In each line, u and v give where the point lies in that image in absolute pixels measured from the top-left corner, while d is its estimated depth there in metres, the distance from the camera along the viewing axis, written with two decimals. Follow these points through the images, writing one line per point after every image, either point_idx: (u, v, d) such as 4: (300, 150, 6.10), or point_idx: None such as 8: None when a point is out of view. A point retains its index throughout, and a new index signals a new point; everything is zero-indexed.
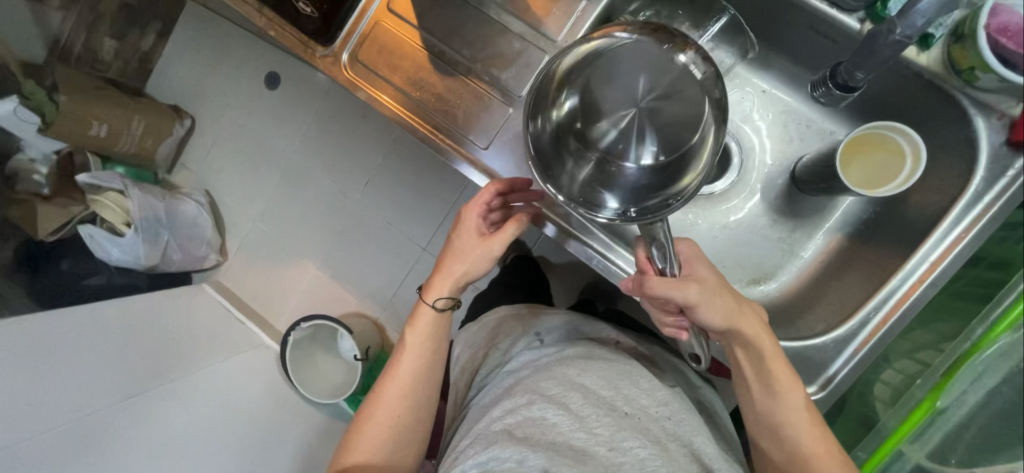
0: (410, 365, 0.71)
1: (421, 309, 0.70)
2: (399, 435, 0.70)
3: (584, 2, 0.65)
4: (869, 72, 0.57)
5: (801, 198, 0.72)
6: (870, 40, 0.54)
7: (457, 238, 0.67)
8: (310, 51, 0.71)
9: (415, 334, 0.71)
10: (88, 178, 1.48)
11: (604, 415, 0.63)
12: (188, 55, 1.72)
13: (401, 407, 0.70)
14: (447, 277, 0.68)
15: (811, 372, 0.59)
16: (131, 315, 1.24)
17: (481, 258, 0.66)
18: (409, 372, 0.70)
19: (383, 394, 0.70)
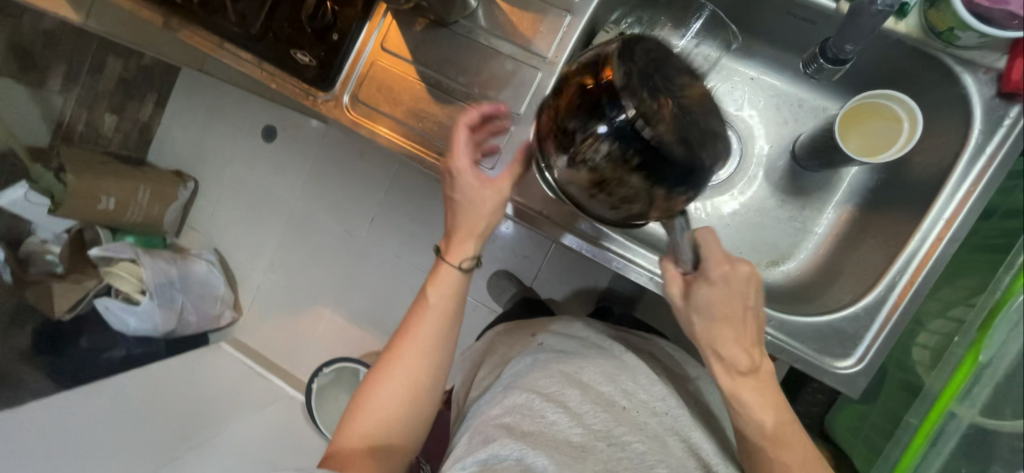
0: (429, 326, 0.69)
1: (443, 271, 0.69)
2: (412, 403, 0.69)
3: (568, 17, 0.67)
4: (858, 43, 0.56)
5: (805, 174, 0.73)
6: (853, 14, 0.54)
7: (459, 195, 0.66)
8: (312, 98, 0.74)
9: (436, 290, 0.69)
10: (101, 251, 1.51)
11: (602, 411, 0.67)
12: (186, 120, 1.78)
13: (417, 369, 0.69)
14: (466, 233, 0.67)
15: (846, 345, 0.59)
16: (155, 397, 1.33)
17: (493, 200, 0.65)
18: (424, 333, 0.69)
19: (397, 364, 0.69)
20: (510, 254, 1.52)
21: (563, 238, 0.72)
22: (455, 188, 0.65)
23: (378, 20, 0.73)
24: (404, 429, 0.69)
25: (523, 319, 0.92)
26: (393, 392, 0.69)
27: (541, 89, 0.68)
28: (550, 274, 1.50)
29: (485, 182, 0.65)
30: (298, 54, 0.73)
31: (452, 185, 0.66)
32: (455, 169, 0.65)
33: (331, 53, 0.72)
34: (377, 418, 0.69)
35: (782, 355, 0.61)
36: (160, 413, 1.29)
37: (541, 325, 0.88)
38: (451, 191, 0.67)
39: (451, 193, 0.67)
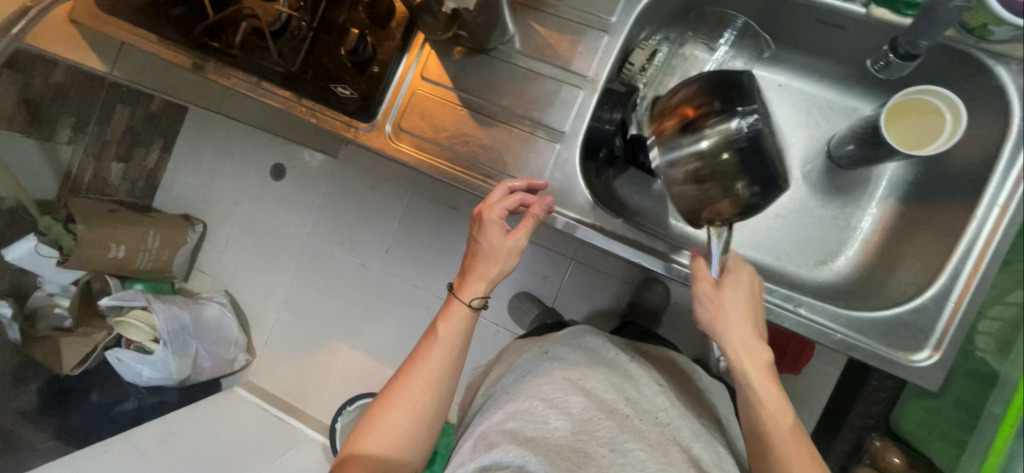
0: (435, 357, 0.70)
1: (454, 307, 0.70)
2: (414, 428, 0.69)
3: (606, 37, 0.69)
4: (933, 39, 0.55)
5: (842, 173, 0.75)
6: (928, 11, 0.53)
7: (483, 239, 0.68)
8: (354, 130, 0.75)
9: (447, 326, 0.70)
10: (111, 300, 1.46)
11: (605, 418, 0.68)
12: (194, 163, 1.78)
13: (424, 400, 0.69)
14: (476, 273, 0.69)
15: (919, 337, 0.59)
16: (177, 454, 1.27)
17: (511, 253, 0.67)
18: (433, 364, 0.69)
19: (405, 390, 0.69)
20: (529, 275, 1.51)
21: (578, 230, 0.70)
22: (481, 234, 0.67)
23: (417, 51, 0.74)
24: (404, 453, 0.69)
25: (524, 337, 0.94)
26: (396, 414, 0.69)
27: (583, 108, 0.70)
28: (570, 292, 1.49)
29: (509, 234, 0.67)
30: (339, 88, 0.74)
31: (478, 230, 0.68)
32: (480, 210, 0.67)
33: (372, 85, 0.73)
34: (379, 440, 0.68)
35: (854, 353, 0.60)
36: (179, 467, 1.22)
37: (544, 338, 0.89)
38: (472, 234, 0.69)
39: (472, 234, 0.69)
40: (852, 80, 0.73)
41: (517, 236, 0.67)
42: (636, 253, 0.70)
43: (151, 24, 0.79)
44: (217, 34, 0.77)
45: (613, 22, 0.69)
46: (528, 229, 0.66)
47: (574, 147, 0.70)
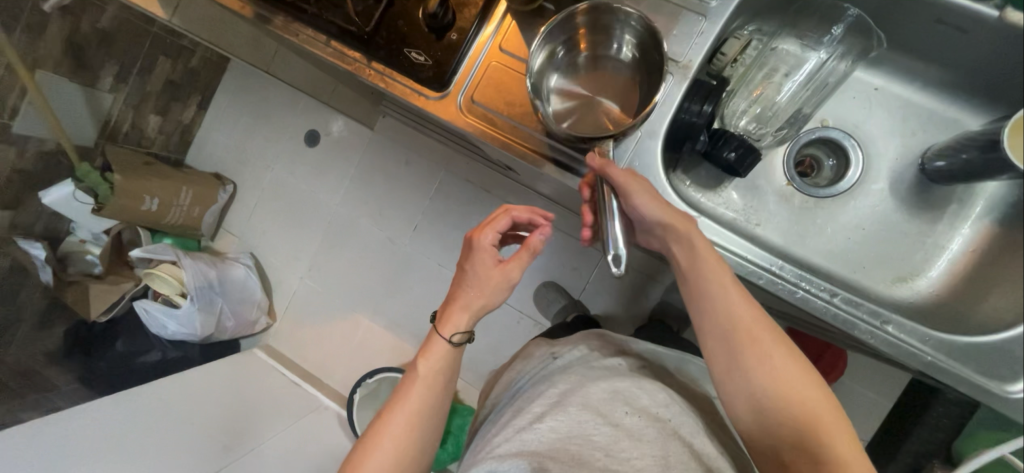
0: (417, 397, 0.67)
1: (435, 342, 0.68)
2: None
3: (704, 22, 0.64)
4: None
5: (934, 188, 0.71)
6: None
7: (471, 268, 0.67)
8: (423, 98, 0.72)
9: (428, 361, 0.68)
10: (142, 252, 1.48)
11: (603, 424, 0.61)
12: (229, 123, 1.72)
13: (407, 439, 0.65)
14: (452, 306, 0.67)
15: (1016, 368, 0.56)
16: (200, 405, 1.28)
17: (498, 286, 0.66)
18: (415, 400, 0.67)
19: (386, 432, 0.65)
20: (560, 266, 1.48)
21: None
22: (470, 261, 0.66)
23: (496, 21, 0.71)
24: None
25: (523, 349, 0.91)
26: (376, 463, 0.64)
27: (671, 95, 0.64)
28: (599, 287, 1.46)
29: (498, 265, 0.66)
30: (413, 53, 0.71)
31: (467, 257, 0.67)
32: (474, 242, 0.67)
33: (447, 53, 0.70)
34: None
35: (940, 377, 0.59)
36: (201, 420, 1.24)
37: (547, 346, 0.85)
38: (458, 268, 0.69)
39: (458, 268, 0.69)
40: (961, 89, 0.68)
41: (503, 265, 0.66)
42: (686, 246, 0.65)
43: None
44: None
45: (712, 7, 0.64)
46: (520, 261, 0.66)
47: (657, 137, 0.65)
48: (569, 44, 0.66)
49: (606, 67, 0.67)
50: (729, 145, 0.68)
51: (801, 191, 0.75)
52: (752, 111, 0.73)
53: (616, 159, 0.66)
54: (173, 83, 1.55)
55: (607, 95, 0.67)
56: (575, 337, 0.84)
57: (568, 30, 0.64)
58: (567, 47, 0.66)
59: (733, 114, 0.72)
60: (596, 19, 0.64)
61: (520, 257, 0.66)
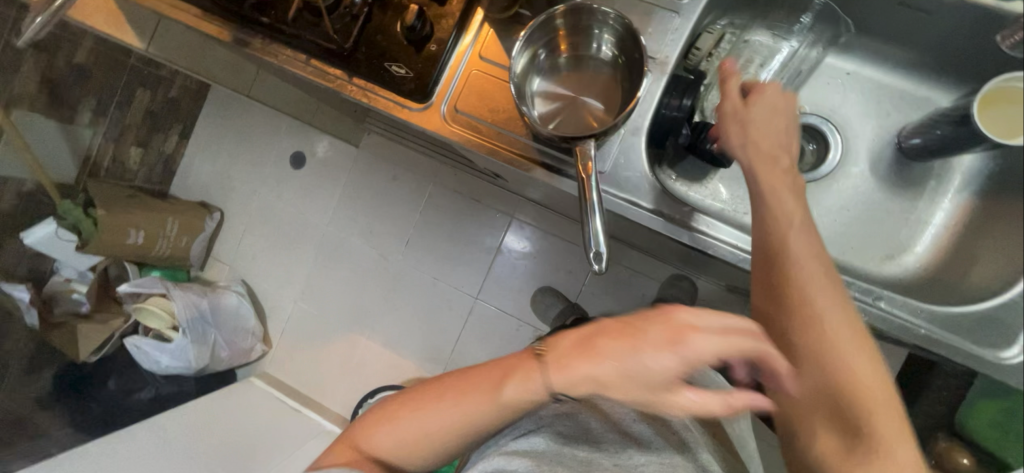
0: (480, 395, 0.57)
1: (531, 365, 0.56)
2: (423, 454, 0.60)
3: (677, 19, 0.66)
4: None
5: (912, 165, 0.73)
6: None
7: (638, 359, 0.50)
8: (407, 111, 0.72)
9: (515, 384, 0.56)
10: (131, 287, 1.44)
11: (610, 431, 0.61)
12: (212, 150, 1.71)
13: (449, 419, 0.58)
14: (581, 371, 0.52)
15: (1006, 335, 0.57)
16: (199, 439, 1.25)
17: (648, 393, 0.50)
18: (478, 396, 0.57)
19: (438, 397, 0.59)
20: (555, 270, 1.48)
21: (628, 213, 0.68)
22: (642, 350, 0.49)
23: (475, 29, 0.71)
24: (405, 451, 0.60)
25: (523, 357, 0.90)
26: (417, 424, 0.59)
27: (652, 91, 0.66)
28: (595, 288, 1.46)
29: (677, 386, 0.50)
30: (394, 66, 0.71)
31: (652, 343, 0.49)
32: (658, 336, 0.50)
33: (429, 64, 0.70)
34: (378, 450, 0.61)
35: (935, 349, 0.59)
36: (201, 454, 1.20)
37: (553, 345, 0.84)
38: (613, 339, 0.51)
39: (614, 338, 0.51)
40: (928, 67, 0.70)
41: (671, 387, 0.50)
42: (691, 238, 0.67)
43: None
44: (265, 9, 0.75)
45: (685, 3, 0.65)
46: (699, 395, 0.50)
47: (641, 134, 0.66)
48: (549, 47, 0.66)
49: (587, 66, 0.68)
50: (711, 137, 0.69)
51: None
52: None
53: (602, 158, 0.67)
54: (153, 114, 1.54)
55: (589, 93, 0.67)
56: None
57: (549, 32, 0.65)
58: (547, 50, 0.67)
59: (712, 107, 0.73)
60: (577, 21, 0.64)
61: (700, 394, 0.50)
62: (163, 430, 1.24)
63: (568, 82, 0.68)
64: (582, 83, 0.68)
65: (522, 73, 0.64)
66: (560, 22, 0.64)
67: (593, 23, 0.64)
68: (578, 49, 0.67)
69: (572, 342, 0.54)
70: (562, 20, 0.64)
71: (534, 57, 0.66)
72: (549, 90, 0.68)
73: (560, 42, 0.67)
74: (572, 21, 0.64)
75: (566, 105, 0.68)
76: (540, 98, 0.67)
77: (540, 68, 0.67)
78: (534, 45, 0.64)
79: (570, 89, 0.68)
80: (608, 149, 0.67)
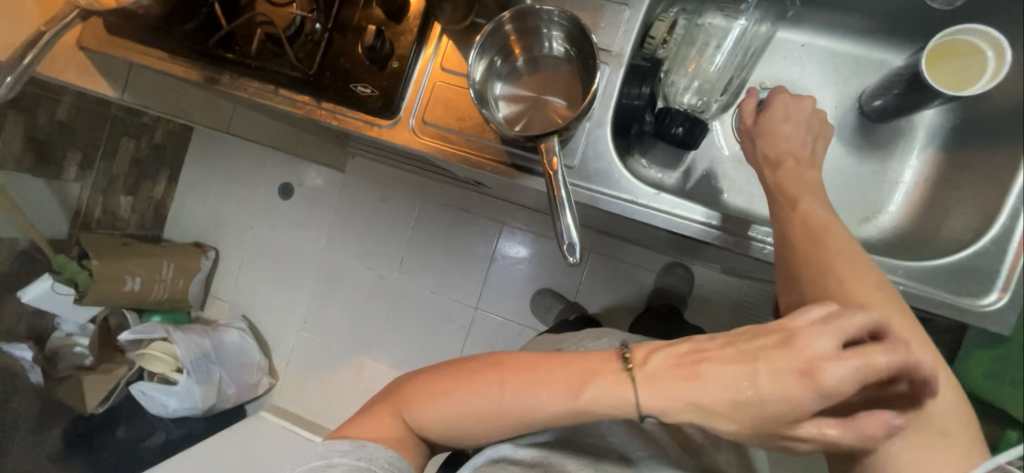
0: (547, 390, 0.50)
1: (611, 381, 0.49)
2: (468, 435, 0.55)
3: (627, 10, 0.67)
4: None
5: (877, 126, 0.74)
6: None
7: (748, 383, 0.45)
8: (376, 128, 0.73)
9: (597, 391, 0.49)
10: (131, 335, 1.44)
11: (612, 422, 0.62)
12: (201, 192, 1.73)
13: (501, 409, 0.52)
14: (683, 394, 0.47)
15: (984, 281, 0.58)
16: None
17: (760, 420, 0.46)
18: (542, 389, 0.51)
19: (493, 378, 0.53)
20: (550, 271, 1.49)
21: (598, 203, 0.69)
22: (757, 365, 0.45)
23: (434, 42, 0.73)
24: (445, 430, 0.56)
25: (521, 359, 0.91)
26: (464, 403, 0.54)
27: (611, 83, 0.67)
28: (593, 285, 1.46)
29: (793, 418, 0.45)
30: (359, 87, 0.73)
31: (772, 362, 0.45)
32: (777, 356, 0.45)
33: (392, 80, 0.72)
34: (421, 423, 0.57)
35: (919, 304, 0.59)
36: None
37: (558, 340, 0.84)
38: (719, 363, 0.47)
39: (723, 359, 0.47)
40: (878, 31, 0.72)
41: (800, 415, 0.45)
42: (665, 221, 0.68)
43: (161, 41, 0.78)
44: (230, 45, 0.76)
45: None
46: (830, 421, 0.46)
47: (605, 125, 0.67)
48: (503, 54, 0.68)
49: (544, 65, 0.69)
50: (675, 121, 0.71)
51: None
52: (693, 86, 0.76)
53: (571, 153, 0.68)
54: (139, 162, 1.57)
55: (551, 91, 0.69)
56: (581, 337, 0.81)
57: (501, 37, 0.66)
58: (503, 55, 0.68)
59: (673, 92, 0.75)
60: (525, 23, 0.65)
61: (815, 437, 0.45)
62: None
63: (528, 82, 0.70)
64: (542, 81, 0.69)
65: (481, 81, 0.65)
66: (510, 26, 0.65)
67: (541, 23, 0.65)
68: (532, 50, 0.69)
69: (666, 359, 0.49)
70: (512, 24, 0.65)
71: (490, 64, 0.67)
72: (511, 93, 0.69)
73: (513, 46, 0.68)
74: (521, 24, 0.65)
75: (530, 105, 0.69)
76: (504, 103, 0.69)
77: (498, 73, 0.68)
78: (489, 53, 0.66)
79: (530, 89, 0.69)
80: (576, 142, 0.68)
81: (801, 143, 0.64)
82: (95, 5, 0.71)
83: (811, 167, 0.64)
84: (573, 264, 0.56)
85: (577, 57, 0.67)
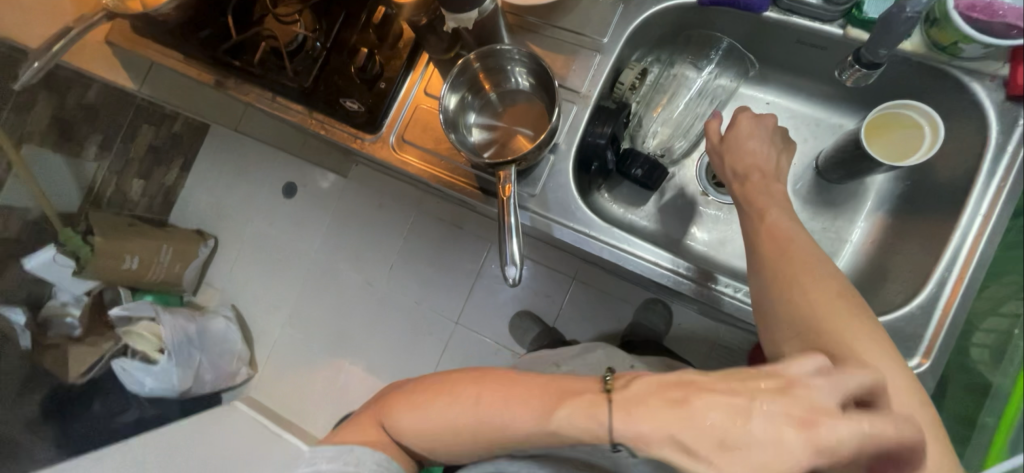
0: (508, 407, 0.52)
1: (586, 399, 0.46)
2: (443, 445, 0.59)
3: (598, 56, 0.72)
4: (891, 48, 0.59)
5: (832, 187, 0.78)
6: (885, 23, 0.57)
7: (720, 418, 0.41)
8: (360, 141, 0.79)
9: (569, 407, 0.48)
10: (123, 310, 1.50)
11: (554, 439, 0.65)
12: (210, 182, 1.81)
13: (468, 420, 0.55)
14: (662, 424, 0.41)
15: (908, 344, 0.60)
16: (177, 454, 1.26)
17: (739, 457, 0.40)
18: (502, 405, 0.53)
19: (462, 392, 0.56)
20: (533, 294, 1.51)
21: (554, 231, 0.73)
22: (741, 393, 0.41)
23: (421, 68, 0.79)
24: (424, 440, 0.60)
25: None
26: (437, 414, 0.58)
27: (577, 121, 0.72)
28: (573, 313, 1.48)
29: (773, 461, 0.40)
30: (348, 102, 0.79)
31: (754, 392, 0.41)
32: (774, 401, 0.41)
33: (378, 99, 0.78)
34: (404, 431, 0.61)
35: None
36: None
37: None
38: (708, 392, 0.42)
39: (711, 388, 0.42)
40: (838, 97, 0.77)
41: None
42: (615, 255, 0.72)
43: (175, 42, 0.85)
44: (238, 53, 0.83)
45: (605, 43, 0.72)
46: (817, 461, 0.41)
47: (568, 159, 0.72)
48: (474, 89, 0.73)
49: (513, 99, 0.75)
50: (636, 163, 0.76)
51: (714, 200, 0.83)
52: (659, 131, 0.82)
53: (534, 181, 0.73)
54: (155, 148, 1.65)
55: (521, 123, 0.74)
56: None
57: (470, 75, 0.70)
58: (473, 88, 0.73)
59: (641, 135, 0.81)
60: (492, 62, 0.70)
61: None
62: (145, 446, 1.27)
63: (499, 112, 0.75)
64: (512, 113, 0.75)
65: (455, 114, 0.70)
66: (478, 65, 0.70)
67: (508, 61, 0.70)
68: (500, 84, 0.74)
69: (652, 384, 0.45)
70: (480, 63, 0.70)
71: (462, 99, 0.72)
72: (483, 124, 0.75)
73: (483, 81, 0.73)
74: (488, 62, 0.70)
75: (502, 134, 0.75)
76: (477, 133, 0.74)
77: (470, 106, 0.73)
78: (459, 88, 0.70)
79: (501, 120, 0.75)
80: (538, 175, 0.73)
81: (767, 157, 0.66)
82: (121, 8, 0.78)
83: (778, 180, 0.66)
84: (512, 283, 0.61)
85: (543, 93, 0.72)
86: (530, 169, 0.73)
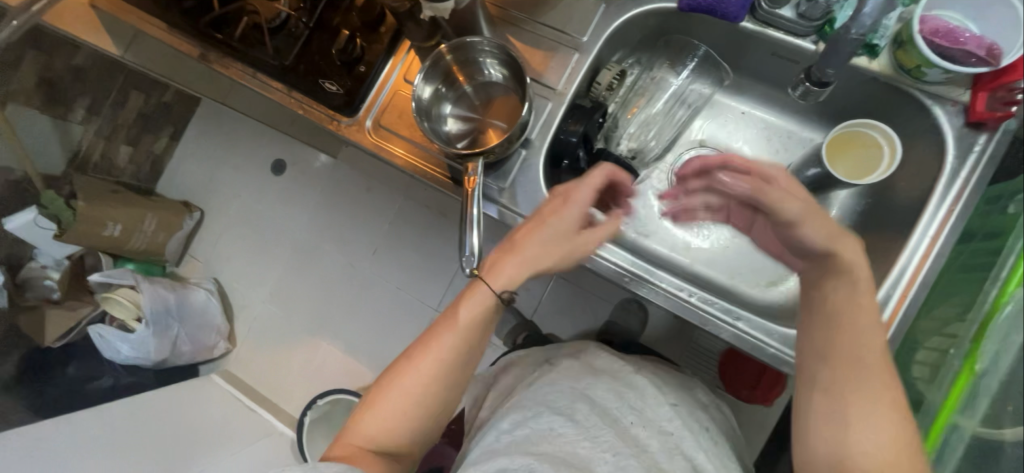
0: (446, 343, 0.63)
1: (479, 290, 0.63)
2: (417, 424, 0.62)
3: (577, 55, 0.73)
4: (837, 68, 0.63)
5: None
6: (834, 42, 0.61)
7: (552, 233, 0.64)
8: (336, 123, 0.79)
9: (469, 307, 0.63)
10: (102, 277, 1.49)
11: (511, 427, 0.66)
12: (199, 154, 1.80)
13: (429, 379, 0.62)
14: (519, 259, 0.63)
15: None
16: (150, 421, 1.28)
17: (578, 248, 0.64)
18: (444, 348, 0.62)
19: (412, 363, 0.63)
20: None
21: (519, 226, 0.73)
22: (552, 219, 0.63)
23: (401, 55, 0.80)
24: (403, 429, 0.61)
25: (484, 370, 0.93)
26: (403, 397, 0.62)
27: (550, 118, 0.73)
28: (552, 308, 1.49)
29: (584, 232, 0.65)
30: (327, 83, 0.79)
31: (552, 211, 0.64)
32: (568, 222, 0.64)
33: (357, 82, 0.78)
34: (383, 431, 0.61)
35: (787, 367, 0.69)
36: (149, 438, 1.22)
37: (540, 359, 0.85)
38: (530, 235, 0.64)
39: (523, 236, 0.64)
40: (812, 111, 0.79)
41: None
42: None
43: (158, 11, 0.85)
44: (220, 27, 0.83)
45: (584, 41, 0.73)
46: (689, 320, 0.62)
47: (538, 156, 0.72)
48: (449, 81, 0.73)
49: (488, 91, 0.75)
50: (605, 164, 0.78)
51: None
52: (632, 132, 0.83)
53: (502, 175, 0.73)
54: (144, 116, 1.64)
55: (496, 116, 0.75)
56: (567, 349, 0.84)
57: (442, 66, 0.71)
58: (448, 79, 0.73)
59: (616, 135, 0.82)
60: (464, 54, 0.71)
61: None
62: (119, 410, 1.28)
63: (475, 103, 0.75)
64: (487, 104, 0.75)
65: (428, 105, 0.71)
66: (450, 56, 0.70)
67: (480, 52, 0.71)
68: (475, 76, 0.74)
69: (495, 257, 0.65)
70: (452, 54, 0.70)
71: (436, 89, 0.72)
72: (459, 115, 0.75)
73: (456, 72, 0.73)
74: (459, 54, 0.70)
75: (478, 126, 0.75)
76: (452, 125, 0.75)
77: (444, 97, 0.74)
78: (432, 79, 0.71)
79: (476, 111, 0.75)
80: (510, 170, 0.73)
81: None
82: None
83: None
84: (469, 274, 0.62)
85: (517, 86, 0.73)
86: (502, 163, 0.73)
